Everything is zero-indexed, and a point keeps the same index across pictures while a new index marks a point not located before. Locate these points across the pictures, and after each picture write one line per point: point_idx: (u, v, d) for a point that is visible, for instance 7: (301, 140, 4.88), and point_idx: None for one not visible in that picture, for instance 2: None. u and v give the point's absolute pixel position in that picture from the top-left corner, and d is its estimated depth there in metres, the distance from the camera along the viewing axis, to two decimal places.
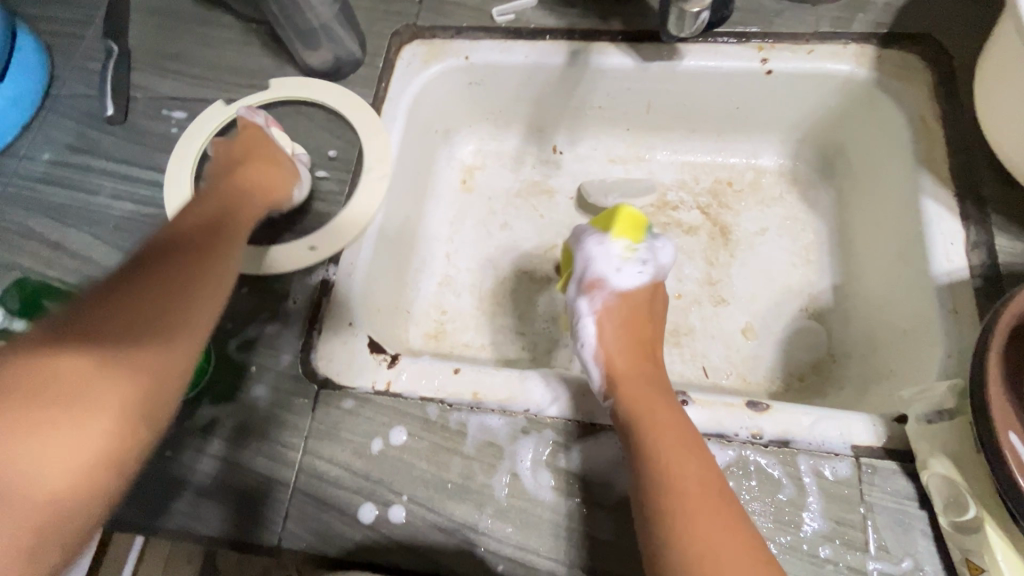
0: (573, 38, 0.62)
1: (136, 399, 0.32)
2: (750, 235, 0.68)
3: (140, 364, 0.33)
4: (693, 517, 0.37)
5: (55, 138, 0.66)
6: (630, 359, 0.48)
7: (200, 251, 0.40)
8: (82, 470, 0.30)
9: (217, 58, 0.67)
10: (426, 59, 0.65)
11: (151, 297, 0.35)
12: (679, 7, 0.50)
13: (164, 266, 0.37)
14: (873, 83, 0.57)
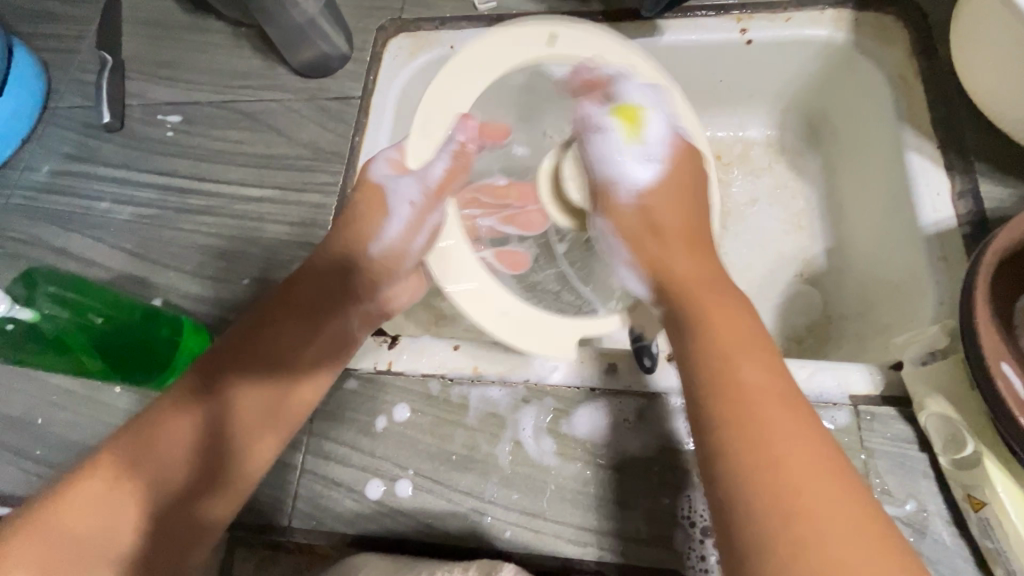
0: (555, 22, 0.64)
1: (219, 434, 0.39)
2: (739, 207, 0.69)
3: (256, 405, 0.41)
4: (764, 425, 0.30)
5: (55, 149, 0.68)
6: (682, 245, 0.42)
7: (323, 302, 0.46)
8: (168, 471, 0.37)
9: (209, 62, 0.69)
10: (412, 51, 0.66)
11: (277, 345, 0.43)
12: None
13: (300, 299, 0.46)
14: (852, 46, 0.58)
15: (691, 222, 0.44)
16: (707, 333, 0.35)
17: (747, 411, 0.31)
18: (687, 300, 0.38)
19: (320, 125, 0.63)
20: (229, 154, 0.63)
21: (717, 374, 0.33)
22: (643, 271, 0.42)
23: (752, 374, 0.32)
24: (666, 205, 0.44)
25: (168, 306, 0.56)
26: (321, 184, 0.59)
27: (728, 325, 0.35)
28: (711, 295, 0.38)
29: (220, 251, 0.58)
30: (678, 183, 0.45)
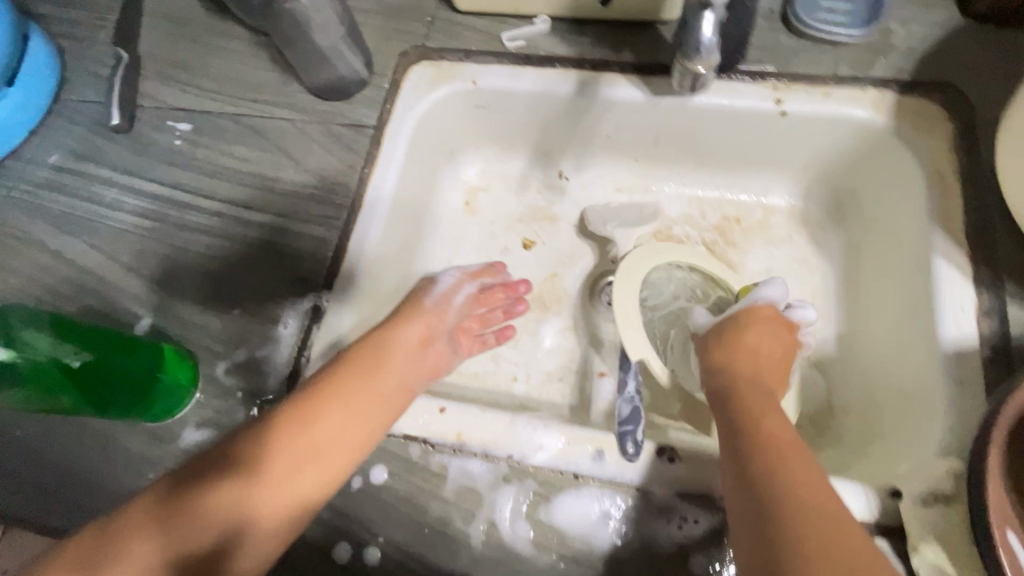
0: (583, 68, 0.61)
1: (245, 464, 0.41)
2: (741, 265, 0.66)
3: (281, 443, 0.42)
4: (792, 472, 0.37)
5: (61, 143, 0.66)
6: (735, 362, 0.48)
7: (363, 365, 0.47)
8: (191, 492, 0.40)
9: (224, 69, 0.67)
10: (433, 81, 0.64)
11: (311, 396, 0.44)
12: (683, 65, 0.51)
13: (347, 367, 0.46)
14: (891, 131, 0.55)
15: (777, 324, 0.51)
16: (753, 409, 0.42)
17: (770, 438, 0.40)
18: (737, 386, 0.45)
19: (330, 152, 0.61)
20: (234, 171, 0.61)
21: (759, 434, 0.40)
22: (706, 364, 0.49)
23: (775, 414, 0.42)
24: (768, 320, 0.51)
25: (156, 328, 0.55)
26: (324, 216, 0.58)
27: (762, 400, 0.43)
28: (755, 388, 0.45)
29: (214, 276, 0.56)
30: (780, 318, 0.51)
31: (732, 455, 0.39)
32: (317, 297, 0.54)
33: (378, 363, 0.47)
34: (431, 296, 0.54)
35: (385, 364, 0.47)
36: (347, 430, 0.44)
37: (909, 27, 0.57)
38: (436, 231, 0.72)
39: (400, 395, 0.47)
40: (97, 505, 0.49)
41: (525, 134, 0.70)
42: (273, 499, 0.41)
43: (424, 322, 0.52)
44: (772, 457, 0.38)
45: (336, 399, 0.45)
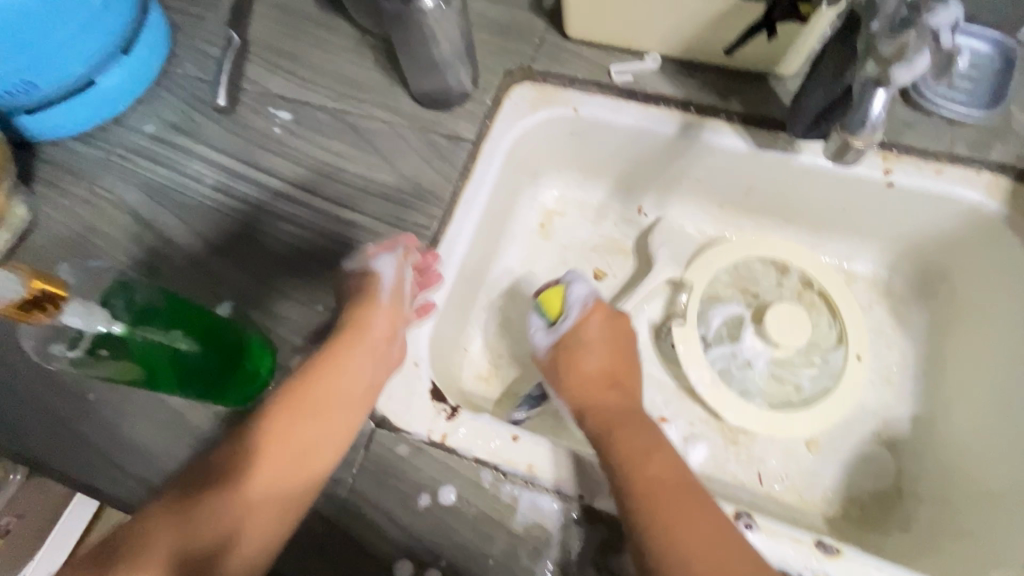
0: (688, 111, 0.61)
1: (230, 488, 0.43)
2: (822, 307, 0.65)
3: (265, 459, 0.44)
4: (669, 510, 0.41)
5: (162, 115, 0.68)
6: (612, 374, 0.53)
7: (334, 362, 0.48)
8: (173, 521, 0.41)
9: (328, 64, 0.68)
10: (534, 103, 0.64)
11: (282, 407, 0.46)
12: (843, 137, 0.46)
13: (315, 369, 0.48)
14: (1002, 220, 0.54)
15: (616, 347, 0.54)
16: (627, 452, 0.45)
17: (654, 487, 0.43)
18: (611, 424, 0.48)
19: (425, 160, 0.61)
20: (329, 166, 0.62)
21: (635, 473, 0.44)
22: (574, 397, 0.52)
23: (641, 442, 0.46)
24: (604, 350, 0.54)
25: (236, 312, 0.56)
26: (413, 224, 0.58)
27: (635, 438, 0.46)
28: (630, 423, 0.48)
29: (299, 267, 0.57)
30: (612, 343, 0.54)
31: (617, 496, 0.43)
32: None
33: (369, 346, 0.49)
34: (385, 293, 0.52)
35: (372, 332, 0.50)
36: (325, 437, 0.46)
37: None
38: (509, 249, 0.72)
39: (383, 363, 0.50)
40: (161, 481, 0.50)
41: (613, 167, 0.70)
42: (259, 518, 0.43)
43: (389, 318, 0.52)
44: (648, 500, 0.42)
45: (313, 407, 0.46)
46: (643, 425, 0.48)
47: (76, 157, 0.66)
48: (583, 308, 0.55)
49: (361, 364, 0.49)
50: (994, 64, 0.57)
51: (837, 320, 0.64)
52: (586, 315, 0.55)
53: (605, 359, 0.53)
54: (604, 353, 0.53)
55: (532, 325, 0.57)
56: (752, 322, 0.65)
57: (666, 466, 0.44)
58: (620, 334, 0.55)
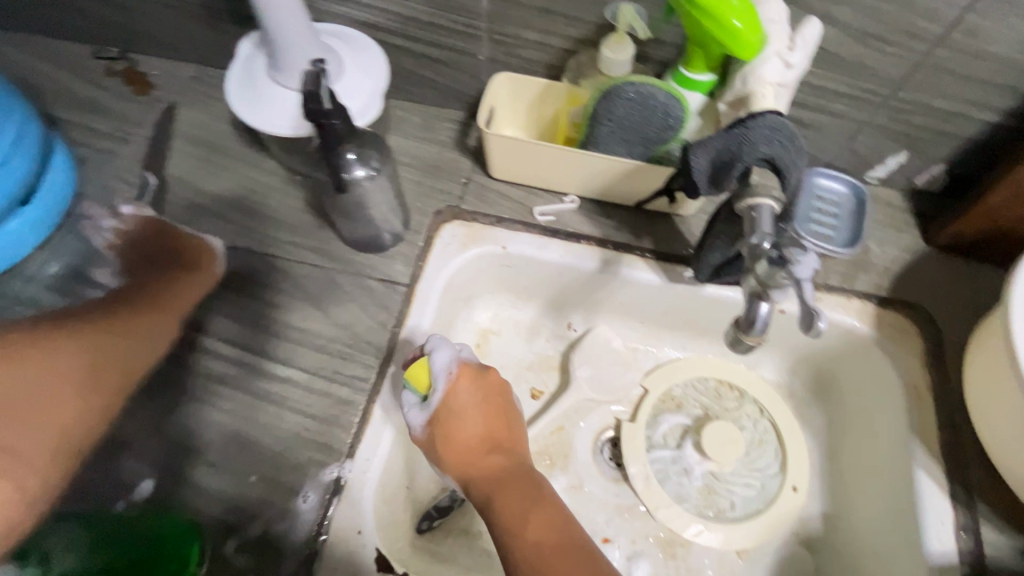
0: (606, 248, 0.67)
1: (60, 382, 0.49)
2: (770, 437, 0.71)
3: (73, 343, 0.52)
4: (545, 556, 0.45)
5: (70, 263, 0.64)
6: (487, 433, 0.55)
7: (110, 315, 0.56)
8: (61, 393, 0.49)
9: (256, 205, 0.68)
10: (464, 241, 0.67)
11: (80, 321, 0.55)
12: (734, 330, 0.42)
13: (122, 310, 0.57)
14: (873, 340, 0.63)
15: (488, 408, 0.56)
16: (509, 519, 0.49)
17: (538, 554, 0.46)
18: (496, 493, 0.51)
19: (361, 306, 0.62)
20: (260, 316, 0.61)
21: (521, 540, 0.47)
22: (455, 462, 0.53)
23: (533, 521, 0.48)
24: (470, 418, 0.54)
25: (160, 490, 0.52)
26: (350, 375, 0.58)
27: (518, 500, 0.50)
28: (512, 484, 0.51)
29: (228, 431, 0.55)
30: (480, 403, 0.55)
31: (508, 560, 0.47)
32: (339, 468, 0.53)
33: (153, 324, 0.57)
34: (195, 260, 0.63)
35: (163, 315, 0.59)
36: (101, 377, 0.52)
37: (884, 248, 0.67)
38: None
39: (165, 332, 0.58)
40: None
41: (542, 291, 0.74)
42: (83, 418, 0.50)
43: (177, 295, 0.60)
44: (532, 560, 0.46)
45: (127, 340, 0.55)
46: (524, 484, 0.51)
47: None
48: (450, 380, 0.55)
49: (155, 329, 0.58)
50: (852, 203, 0.68)
51: (779, 447, 0.70)
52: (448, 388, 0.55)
53: (476, 416, 0.55)
54: (474, 412, 0.55)
55: (404, 403, 0.55)
56: (690, 435, 0.71)
57: (546, 525, 0.48)
58: (488, 393, 0.56)
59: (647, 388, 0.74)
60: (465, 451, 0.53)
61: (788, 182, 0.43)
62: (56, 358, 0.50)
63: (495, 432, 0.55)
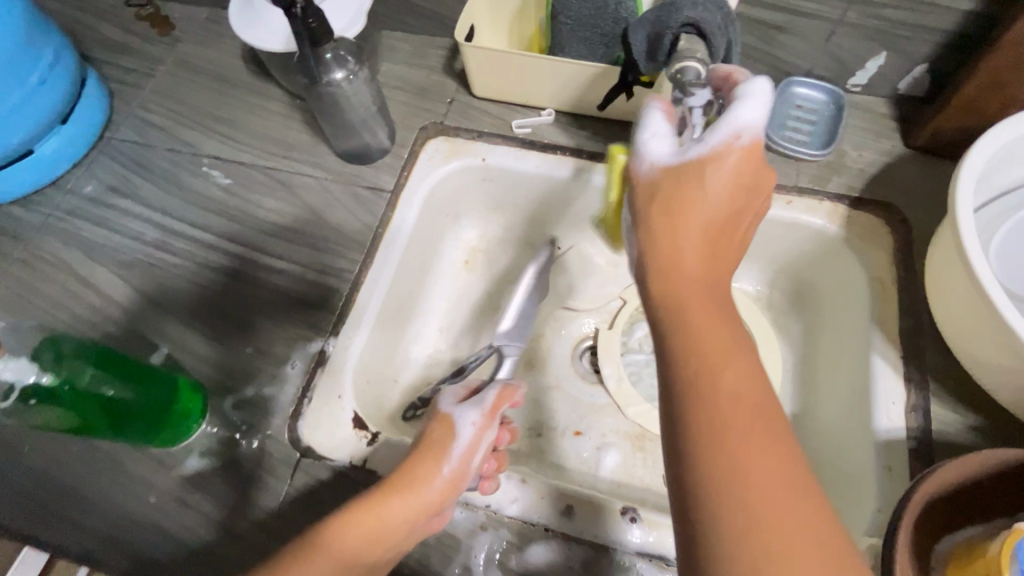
0: (581, 157, 0.69)
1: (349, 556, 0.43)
2: None
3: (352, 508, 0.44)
4: (749, 458, 0.32)
5: (102, 177, 0.73)
6: (704, 263, 0.40)
7: (425, 451, 0.49)
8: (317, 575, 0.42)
9: (260, 126, 0.74)
10: (447, 154, 0.71)
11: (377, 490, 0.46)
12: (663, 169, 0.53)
13: (409, 470, 0.48)
14: (842, 240, 0.64)
15: (720, 217, 0.41)
16: (711, 415, 0.34)
17: (741, 468, 0.32)
18: (688, 337, 0.37)
19: (350, 211, 0.68)
20: (261, 220, 0.68)
21: (715, 427, 0.33)
22: (641, 268, 0.42)
23: (759, 433, 0.33)
24: (680, 204, 0.41)
25: (170, 359, 0.59)
26: (338, 269, 0.64)
27: (737, 370, 0.36)
28: (732, 350, 0.36)
29: (231, 314, 0.62)
30: (729, 172, 0.42)
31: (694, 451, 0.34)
32: (324, 342, 0.60)
33: (406, 477, 0.47)
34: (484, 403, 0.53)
35: (423, 467, 0.48)
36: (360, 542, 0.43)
37: (860, 152, 0.67)
38: (435, 287, 0.77)
39: (450, 488, 0.48)
40: (94, 523, 0.52)
41: (524, 207, 0.77)
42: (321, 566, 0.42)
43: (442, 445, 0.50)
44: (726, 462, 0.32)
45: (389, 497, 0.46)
46: (747, 362, 0.36)
47: (15, 220, 0.70)
48: (656, 166, 0.44)
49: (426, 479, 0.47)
50: (830, 109, 0.69)
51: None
52: (715, 164, 0.42)
53: (714, 196, 0.41)
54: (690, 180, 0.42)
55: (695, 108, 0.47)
56: None
57: (773, 443, 0.33)
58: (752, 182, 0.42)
59: (626, 299, 0.76)
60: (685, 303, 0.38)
61: (712, 45, 0.49)
62: (362, 518, 0.44)
63: (704, 214, 0.41)
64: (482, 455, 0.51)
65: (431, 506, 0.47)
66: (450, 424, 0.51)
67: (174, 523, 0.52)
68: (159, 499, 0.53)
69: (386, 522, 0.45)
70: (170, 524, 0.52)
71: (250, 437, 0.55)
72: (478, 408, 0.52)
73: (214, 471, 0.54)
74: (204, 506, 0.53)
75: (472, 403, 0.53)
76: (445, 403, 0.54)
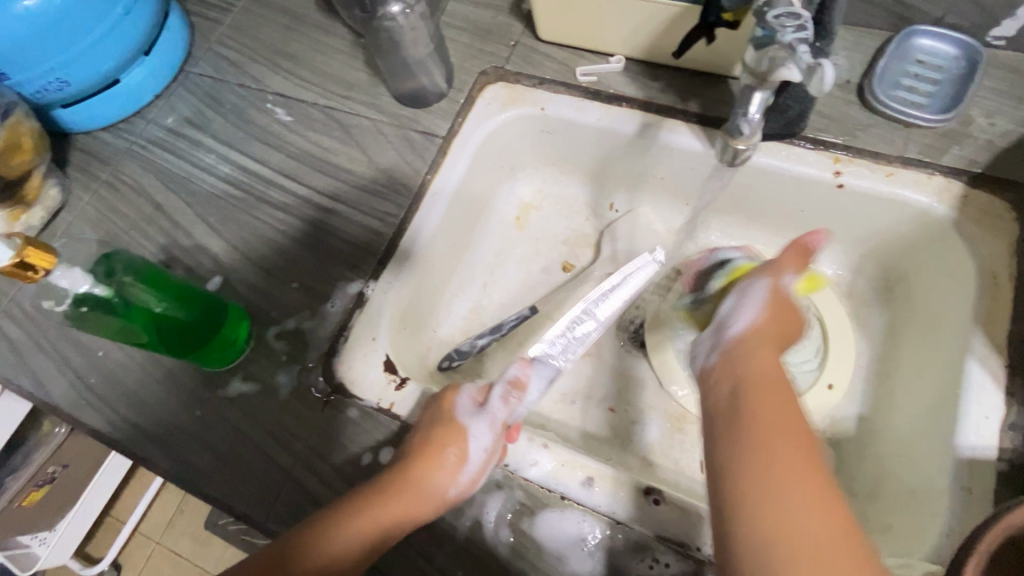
0: (649, 110, 0.63)
1: (339, 555, 0.42)
2: (814, 334, 0.64)
3: (344, 512, 0.44)
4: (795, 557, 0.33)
5: (178, 109, 0.76)
6: (771, 320, 0.47)
7: (421, 458, 0.46)
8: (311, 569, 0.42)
9: (323, 65, 0.74)
10: (505, 102, 0.68)
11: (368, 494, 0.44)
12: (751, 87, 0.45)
13: (406, 477, 0.45)
14: (951, 223, 0.54)
15: (783, 329, 0.47)
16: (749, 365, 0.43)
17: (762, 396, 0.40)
18: (741, 458, 0.38)
19: (402, 155, 0.67)
20: (317, 158, 0.68)
21: (748, 442, 0.38)
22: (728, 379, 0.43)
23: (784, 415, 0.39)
24: (782, 304, 0.47)
25: (224, 286, 0.63)
26: (384, 213, 0.64)
27: (778, 407, 0.39)
28: (777, 397, 0.40)
29: (282, 249, 0.64)
30: (775, 331, 0.46)
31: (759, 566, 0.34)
32: (364, 284, 0.60)
33: (400, 483, 0.45)
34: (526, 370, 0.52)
35: (419, 475, 0.45)
36: (349, 539, 0.43)
37: (992, 120, 0.56)
38: (484, 240, 0.75)
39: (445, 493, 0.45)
40: (149, 428, 0.57)
41: (582, 162, 0.72)
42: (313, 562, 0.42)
43: (444, 453, 0.46)
44: (764, 542, 0.35)
45: (380, 497, 0.44)
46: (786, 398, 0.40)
47: (104, 146, 0.75)
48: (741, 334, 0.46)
49: (421, 487, 0.45)
50: (961, 66, 0.57)
51: (823, 344, 0.63)
52: (772, 299, 0.48)
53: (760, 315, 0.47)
54: (767, 311, 0.47)
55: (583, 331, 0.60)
56: None
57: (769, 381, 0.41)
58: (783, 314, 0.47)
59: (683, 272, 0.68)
60: (753, 368, 0.42)
61: None
62: (348, 521, 0.43)
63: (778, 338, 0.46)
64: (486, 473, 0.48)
65: (448, 493, 0.46)
66: (462, 432, 0.47)
67: (215, 437, 0.56)
68: (205, 413, 0.57)
69: (379, 526, 0.43)
70: (212, 437, 0.56)
71: (289, 367, 0.57)
72: (491, 426, 0.48)
73: (254, 395, 0.57)
74: (242, 424, 0.56)
75: (484, 414, 0.49)
76: (459, 406, 0.49)
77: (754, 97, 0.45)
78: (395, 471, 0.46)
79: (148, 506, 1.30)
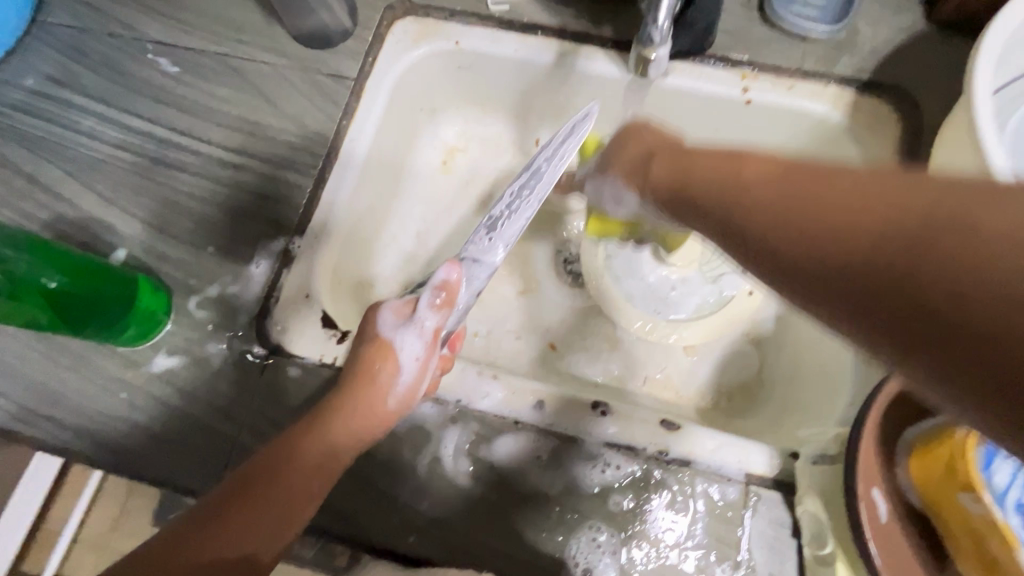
0: (564, 38, 0.63)
1: (307, 474, 0.42)
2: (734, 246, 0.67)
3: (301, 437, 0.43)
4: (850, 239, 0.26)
5: (38, 67, 0.66)
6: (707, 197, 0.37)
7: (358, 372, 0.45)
8: (285, 490, 0.41)
9: (208, 6, 0.66)
10: (416, 38, 0.64)
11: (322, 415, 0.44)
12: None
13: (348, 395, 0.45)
14: (844, 128, 0.59)
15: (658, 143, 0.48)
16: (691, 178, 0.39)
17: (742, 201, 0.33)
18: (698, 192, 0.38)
19: (311, 101, 0.62)
20: (215, 111, 0.62)
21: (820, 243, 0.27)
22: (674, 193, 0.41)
23: (752, 170, 0.33)
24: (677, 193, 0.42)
25: (130, 259, 0.57)
26: (300, 164, 0.60)
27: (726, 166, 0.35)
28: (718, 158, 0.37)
29: (190, 213, 0.59)
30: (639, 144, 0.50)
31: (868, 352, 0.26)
32: (288, 241, 0.57)
33: (347, 398, 0.44)
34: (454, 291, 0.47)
35: (366, 385, 0.45)
36: (313, 457, 0.42)
37: (876, 29, 0.60)
38: (412, 189, 0.73)
39: (399, 399, 0.46)
40: (68, 419, 0.53)
41: (503, 98, 0.71)
42: (284, 486, 0.41)
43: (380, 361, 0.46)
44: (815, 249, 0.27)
45: (332, 415, 0.44)
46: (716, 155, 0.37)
47: None
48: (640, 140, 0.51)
49: (370, 394, 0.45)
50: None
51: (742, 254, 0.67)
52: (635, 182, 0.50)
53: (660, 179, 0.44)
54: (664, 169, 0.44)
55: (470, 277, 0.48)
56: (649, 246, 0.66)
57: (698, 163, 0.39)
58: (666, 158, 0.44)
59: None
60: (737, 227, 0.33)
61: None
62: (310, 445, 0.42)
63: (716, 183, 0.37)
64: (429, 381, 0.48)
65: (398, 399, 0.46)
66: (394, 346, 0.46)
67: (147, 417, 0.53)
68: (130, 395, 0.53)
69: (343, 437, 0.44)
70: (144, 418, 0.53)
71: (219, 336, 0.54)
72: (423, 336, 0.47)
73: (184, 369, 0.53)
74: (175, 400, 0.53)
75: (412, 326, 0.47)
76: (385, 324, 0.47)
77: (663, 3, 0.49)
78: (342, 389, 0.45)
79: (85, 510, 1.23)
